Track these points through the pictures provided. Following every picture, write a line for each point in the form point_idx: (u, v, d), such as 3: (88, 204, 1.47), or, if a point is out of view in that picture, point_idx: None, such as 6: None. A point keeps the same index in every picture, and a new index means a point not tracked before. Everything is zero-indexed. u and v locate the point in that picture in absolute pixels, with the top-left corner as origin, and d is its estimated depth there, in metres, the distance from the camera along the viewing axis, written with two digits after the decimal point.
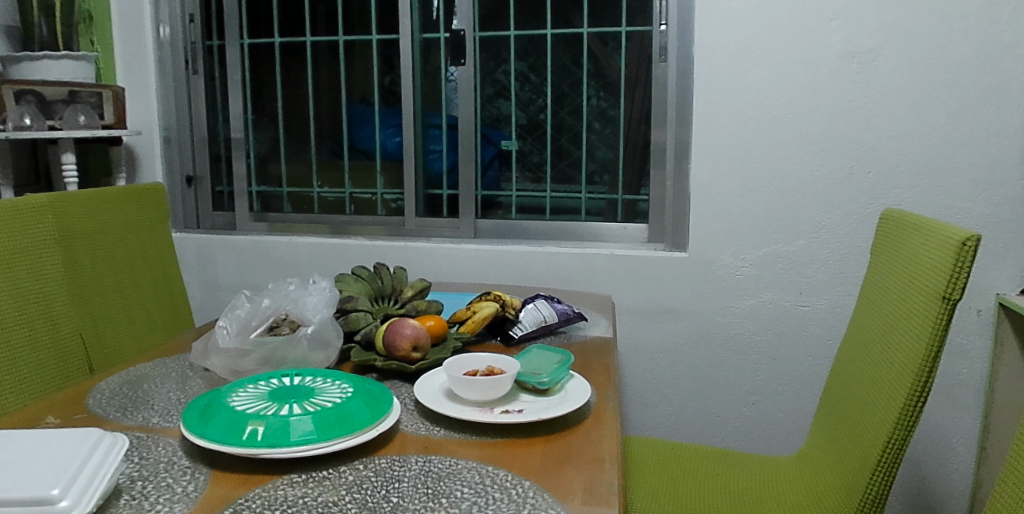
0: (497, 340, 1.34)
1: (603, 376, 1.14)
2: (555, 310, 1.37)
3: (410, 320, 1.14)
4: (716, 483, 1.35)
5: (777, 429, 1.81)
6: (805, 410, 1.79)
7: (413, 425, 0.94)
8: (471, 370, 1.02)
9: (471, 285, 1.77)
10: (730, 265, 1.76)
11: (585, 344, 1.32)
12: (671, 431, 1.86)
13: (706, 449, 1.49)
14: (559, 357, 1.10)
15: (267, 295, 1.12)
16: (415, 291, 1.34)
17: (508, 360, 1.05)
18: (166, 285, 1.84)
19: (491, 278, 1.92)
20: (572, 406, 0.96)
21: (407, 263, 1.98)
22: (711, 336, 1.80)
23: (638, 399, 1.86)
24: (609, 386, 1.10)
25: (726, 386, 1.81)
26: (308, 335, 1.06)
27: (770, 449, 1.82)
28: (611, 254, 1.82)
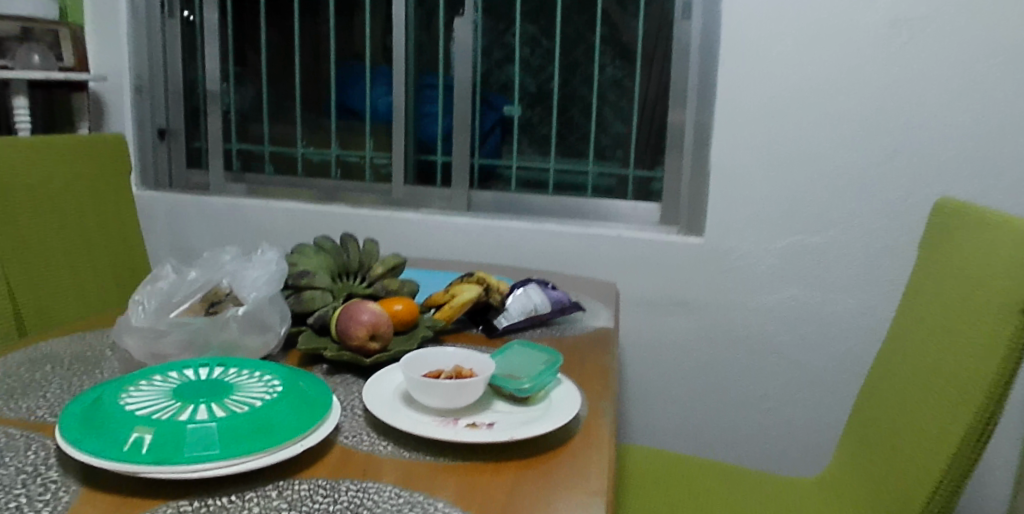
0: (478, 330, 1.15)
1: (598, 382, 0.95)
2: (547, 298, 1.19)
3: (370, 304, 0.95)
4: (724, 507, 1.16)
5: (793, 440, 1.62)
6: (825, 421, 1.59)
7: (354, 437, 0.75)
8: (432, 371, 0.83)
9: (458, 265, 1.58)
10: (751, 255, 1.56)
11: (580, 338, 1.14)
12: (674, 436, 1.68)
13: (714, 463, 1.30)
14: (546, 356, 0.90)
15: (196, 269, 0.94)
16: (386, 269, 1.16)
17: (480, 359, 0.86)
18: (122, 253, 1.65)
19: (484, 257, 1.73)
20: (557, 421, 0.77)
21: (392, 236, 1.79)
22: (726, 334, 1.60)
23: (640, 399, 1.67)
24: (604, 395, 0.90)
25: (738, 389, 1.62)
26: (239, 317, 0.88)
27: (784, 461, 1.63)
28: (618, 235, 1.62)
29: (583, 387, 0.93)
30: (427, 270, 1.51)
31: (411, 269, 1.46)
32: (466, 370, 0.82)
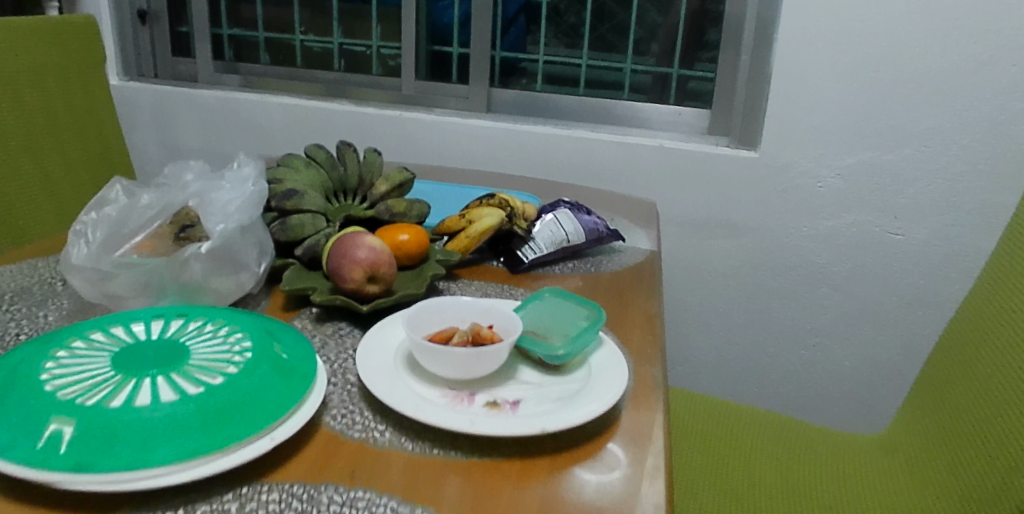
0: (499, 263, 0.98)
1: (643, 343, 0.78)
2: (581, 225, 1.01)
3: (366, 236, 0.77)
4: (776, 469, 1.03)
5: (839, 378, 1.47)
6: (876, 359, 1.43)
7: (344, 418, 0.59)
8: (443, 330, 0.66)
9: (474, 177, 1.38)
10: (810, 174, 1.34)
11: (618, 275, 0.97)
12: (708, 370, 1.53)
13: (769, 415, 1.15)
14: (584, 309, 0.73)
15: (150, 191, 0.76)
16: (391, 186, 0.97)
17: (505, 315, 0.69)
18: (99, 151, 1.47)
19: (504, 167, 1.53)
20: (601, 403, 0.61)
21: (400, 139, 1.58)
22: (772, 262, 1.41)
23: (675, 328, 1.51)
24: (652, 361, 0.74)
25: (782, 323, 1.45)
26: (203, 256, 0.69)
27: (827, 399, 1.49)
28: (660, 144, 1.40)
29: (628, 349, 0.76)
30: (440, 182, 1.32)
31: (420, 181, 1.27)
32: (485, 332, 0.66)
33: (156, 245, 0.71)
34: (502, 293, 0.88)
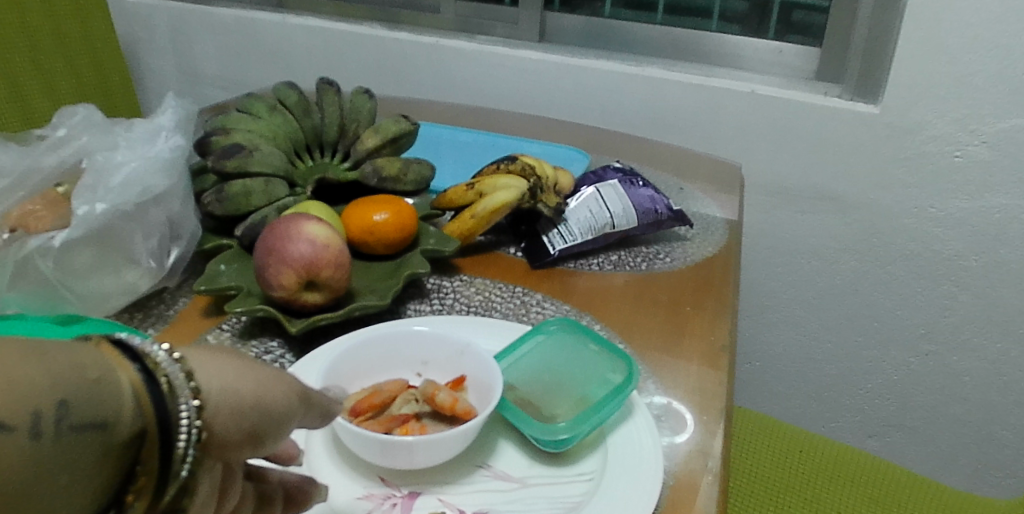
0: (516, 252, 0.73)
1: (703, 418, 0.53)
2: (632, 203, 0.75)
3: (313, 223, 0.54)
4: None
5: (960, 407, 1.10)
6: (1012, 390, 1.06)
7: None
8: (383, 388, 0.45)
9: (512, 120, 1.07)
10: (944, 138, 0.96)
11: (675, 274, 0.71)
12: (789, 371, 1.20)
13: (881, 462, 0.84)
14: (610, 358, 0.49)
15: (14, 149, 0.57)
16: (381, 142, 0.72)
17: (483, 362, 0.47)
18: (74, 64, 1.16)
19: (552, 111, 1.17)
20: None
21: (412, 60, 1.23)
22: (885, 250, 1.05)
23: (761, 329, 1.17)
24: (705, 457, 0.49)
25: (887, 330, 1.10)
26: (57, 254, 0.50)
27: (945, 433, 1.13)
28: (752, 89, 1.04)
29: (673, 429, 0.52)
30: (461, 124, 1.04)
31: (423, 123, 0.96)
32: (443, 394, 0.44)
33: (48, 215, 0.52)
34: (508, 302, 0.65)
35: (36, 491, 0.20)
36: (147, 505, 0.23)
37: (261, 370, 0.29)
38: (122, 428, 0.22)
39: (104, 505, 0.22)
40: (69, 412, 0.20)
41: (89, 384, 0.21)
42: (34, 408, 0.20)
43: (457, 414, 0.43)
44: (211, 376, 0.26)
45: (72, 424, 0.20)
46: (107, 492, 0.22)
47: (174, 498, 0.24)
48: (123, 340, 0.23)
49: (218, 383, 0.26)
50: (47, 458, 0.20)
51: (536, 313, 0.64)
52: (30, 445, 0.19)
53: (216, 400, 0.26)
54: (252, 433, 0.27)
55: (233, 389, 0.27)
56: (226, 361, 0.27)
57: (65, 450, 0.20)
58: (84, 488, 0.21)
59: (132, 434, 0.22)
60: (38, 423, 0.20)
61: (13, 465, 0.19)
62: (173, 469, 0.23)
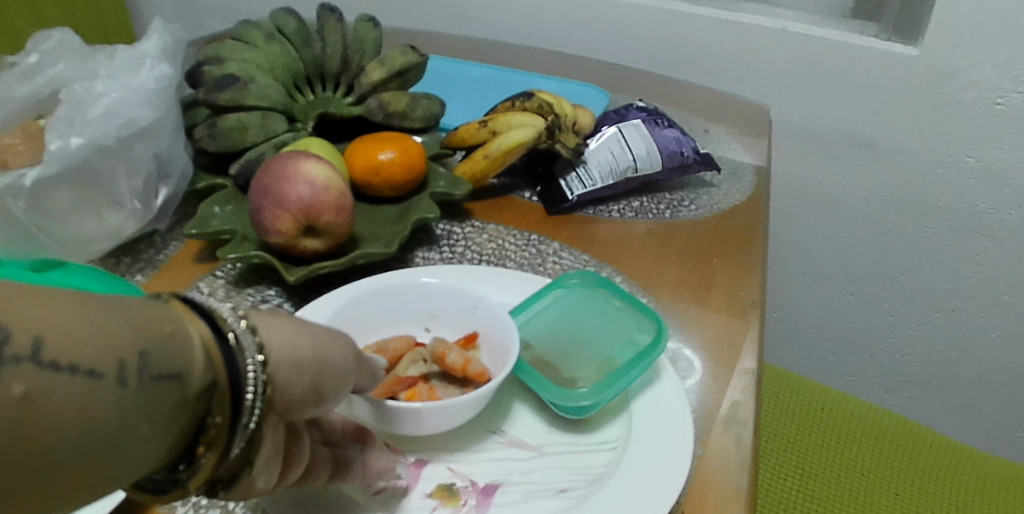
0: (532, 196, 0.69)
1: (733, 381, 0.49)
2: (657, 145, 0.69)
3: (310, 161, 0.49)
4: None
5: (985, 371, 1.02)
6: None
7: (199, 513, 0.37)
8: (388, 347, 0.41)
9: (522, 58, 0.98)
10: (985, 83, 0.84)
11: (701, 222, 0.67)
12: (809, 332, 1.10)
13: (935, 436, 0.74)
14: (639, 320, 0.45)
15: None
16: (387, 74, 0.67)
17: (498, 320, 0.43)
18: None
19: (560, 44, 1.06)
20: None
21: None
22: (914, 202, 0.94)
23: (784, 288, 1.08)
24: (736, 426, 0.45)
25: (908, 286, 1.00)
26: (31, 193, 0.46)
27: (969, 396, 1.06)
28: (782, 27, 0.91)
29: (702, 393, 0.48)
30: (470, 58, 0.97)
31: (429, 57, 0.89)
32: (454, 355, 0.40)
33: (26, 149, 0.48)
34: (522, 251, 0.60)
35: (128, 433, 0.22)
36: (217, 449, 0.26)
37: (316, 330, 0.31)
38: (195, 378, 0.24)
39: (181, 445, 0.25)
40: (150, 362, 0.23)
41: (163, 339, 0.24)
42: (118, 359, 0.22)
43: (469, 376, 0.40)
44: (272, 333, 0.28)
45: (154, 374, 0.23)
46: (184, 434, 0.25)
47: (241, 443, 0.27)
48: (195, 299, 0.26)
49: (278, 338, 0.29)
50: (137, 403, 0.22)
51: (552, 263, 0.59)
52: (123, 391, 0.22)
53: (277, 355, 0.28)
54: (308, 387, 0.30)
55: (294, 346, 0.29)
56: (284, 319, 0.30)
57: (149, 397, 0.23)
58: (166, 431, 0.24)
59: (203, 386, 0.25)
60: (123, 373, 0.22)
61: (110, 407, 0.22)
62: (240, 418, 0.26)
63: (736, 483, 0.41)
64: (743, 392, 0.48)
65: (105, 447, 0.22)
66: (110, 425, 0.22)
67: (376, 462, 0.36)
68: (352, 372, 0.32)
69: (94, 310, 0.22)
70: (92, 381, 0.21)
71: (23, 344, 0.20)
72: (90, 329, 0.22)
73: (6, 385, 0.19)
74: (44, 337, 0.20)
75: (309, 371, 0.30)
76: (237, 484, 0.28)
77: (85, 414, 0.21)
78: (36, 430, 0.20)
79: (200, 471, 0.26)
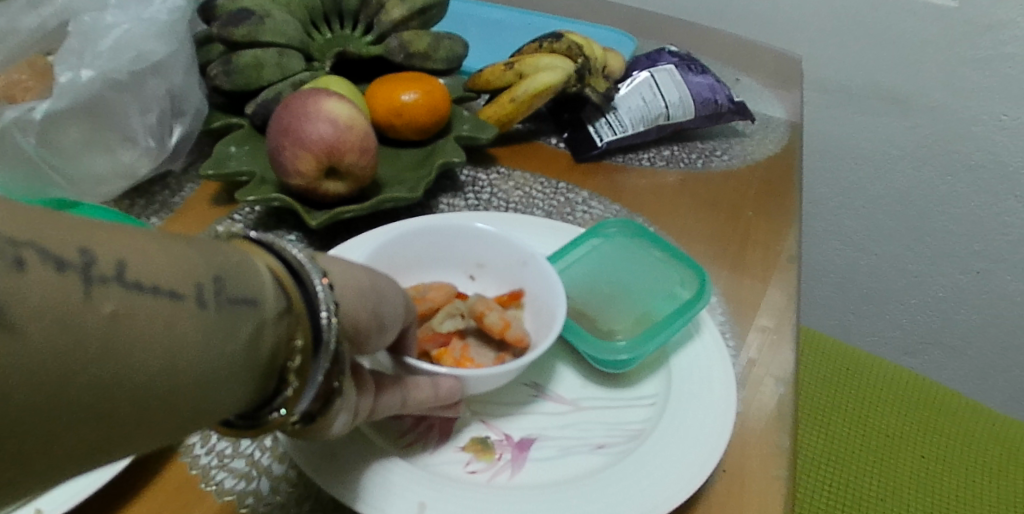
0: (558, 143, 0.66)
1: (773, 338, 0.47)
2: (690, 92, 0.66)
3: (331, 99, 0.47)
4: (954, 471, 0.63)
5: (1009, 339, 0.99)
6: None
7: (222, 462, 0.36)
8: (426, 296, 0.40)
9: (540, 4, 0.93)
10: None
11: (735, 174, 0.64)
12: (830, 292, 1.06)
13: (968, 405, 0.71)
14: (679, 277, 0.43)
15: None
16: (409, 12, 0.64)
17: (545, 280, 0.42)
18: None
19: None
20: (679, 489, 0.33)
21: None
22: (945, 157, 0.89)
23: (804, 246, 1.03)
24: (778, 387, 0.43)
25: (935, 246, 0.95)
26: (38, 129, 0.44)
27: (989, 366, 1.03)
28: None
29: (737, 351, 0.46)
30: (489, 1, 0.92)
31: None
32: (494, 317, 0.39)
33: (35, 85, 0.45)
34: (550, 199, 0.58)
35: (213, 359, 0.20)
36: (303, 376, 0.24)
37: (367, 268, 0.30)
38: (271, 303, 0.23)
39: (269, 376, 0.23)
40: (227, 284, 0.21)
41: (231, 266, 0.22)
42: (196, 279, 0.20)
43: (507, 341, 0.39)
44: (330, 266, 0.27)
45: (232, 298, 0.21)
46: (271, 363, 0.23)
47: (325, 368, 0.25)
48: (256, 235, 0.25)
49: (336, 270, 0.28)
50: (222, 326, 0.21)
51: (581, 212, 0.57)
52: (208, 314, 0.20)
53: (336, 283, 0.27)
54: (370, 315, 0.29)
55: (352, 280, 0.28)
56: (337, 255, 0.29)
57: (231, 321, 0.21)
58: (253, 362, 0.22)
59: (280, 310, 0.23)
60: (204, 294, 0.20)
61: (197, 331, 0.20)
62: (319, 338, 0.25)
63: (777, 442, 0.40)
64: (764, 348, 0.46)
65: (192, 375, 0.20)
66: (196, 350, 0.20)
67: (444, 382, 0.34)
68: (401, 310, 0.31)
69: (164, 235, 0.21)
70: (175, 303, 0.19)
71: (106, 262, 0.18)
72: (167, 252, 0.20)
73: (94, 303, 0.17)
74: (126, 260, 0.19)
75: (367, 303, 0.29)
76: (323, 419, 0.27)
77: (174, 338, 0.19)
78: (127, 350, 0.18)
79: (289, 403, 0.24)
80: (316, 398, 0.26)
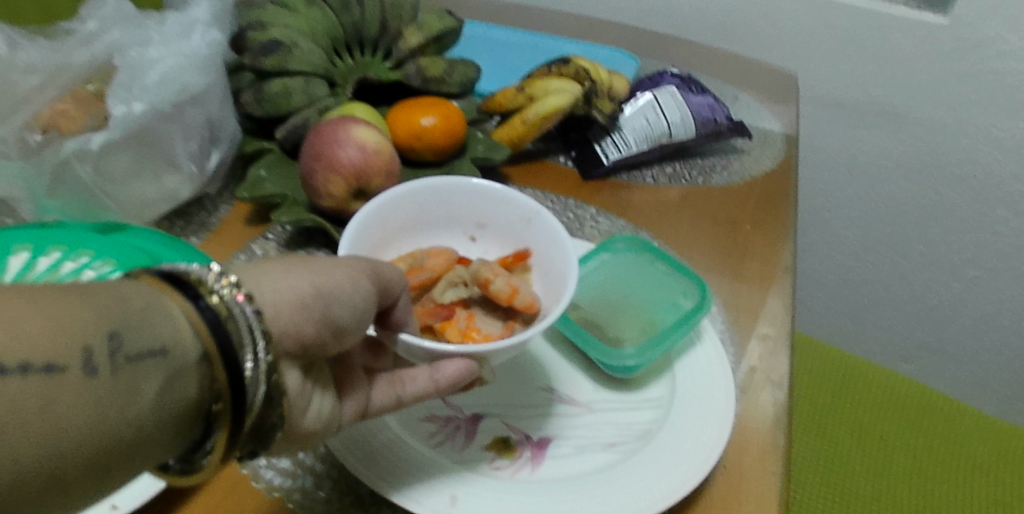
0: (566, 161, 0.70)
1: (769, 342, 0.50)
2: (690, 113, 0.70)
3: (360, 126, 0.51)
4: (943, 468, 0.67)
5: (1003, 343, 1.02)
6: None
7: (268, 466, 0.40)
8: (428, 267, 0.45)
9: (543, 19, 0.95)
10: (1015, 53, 0.82)
11: (733, 189, 0.68)
12: (829, 300, 1.09)
13: (958, 407, 0.75)
14: (683, 290, 0.47)
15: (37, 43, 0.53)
16: (426, 39, 0.68)
17: (552, 237, 0.46)
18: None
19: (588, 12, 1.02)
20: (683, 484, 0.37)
21: None
22: (940, 169, 0.92)
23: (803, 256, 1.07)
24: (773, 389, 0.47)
25: (930, 255, 0.99)
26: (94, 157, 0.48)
27: (983, 369, 1.06)
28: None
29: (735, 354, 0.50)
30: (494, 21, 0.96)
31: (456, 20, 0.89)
32: (497, 286, 0.44)
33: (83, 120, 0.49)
34: (560, 215, 0.63)
35: (104, 420, 0.24)
36: (229, 417, 0.28)
37: (319, 268, 0.33)
38: (179, 354, 0.26)
39: (192, 421, 0.27)
40: (121, 344, 0.24)
41: (131, 323, 0.25)
42: (80, 347, 0.23)
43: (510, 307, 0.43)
44: (266, 287, 0.30)
45: (128, 357, 0.24)
46: (188, 411, 0.27)
47: (255, 405, 0.28)
48: (171, 276, 0.28)
49: (271, 288, 0.30)
50: (112, 388, 0.24)
51: (589, 227, 0.62)
52: (93, 379, 0.24)
53: (270, 300, 0.30)
54: (318, 322, 0.32)
55: (297, 292, 0.31)
56: (277, 266, 0.32)
57: (128, 381, 0.24)
58: (159, 413, 0.25)
59: (191, 358, 0.26)
60: (89, 362, 0.24)
61: (80, 398, 0.23)
62: (242, 382, 0.28)
63: (773, 439, 0.43)
64: (760, 354, 0.50)
65: (83, 438, 0.23)
66: (83, 417, 0.23)
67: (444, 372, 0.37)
68: (362, 294, 0.34)
69: (53, 308, 0.24)
70: (55, 375, 0.23)
71: None
72: (63, 322, 0.24)
73: None
74: None
75: (317, 309, 0.32)
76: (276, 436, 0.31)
77: (57, 407, 0.23)
78: (5, 431, 0.21)
79: (218, 444, 0.28)
80: (254, 426, 0.29)
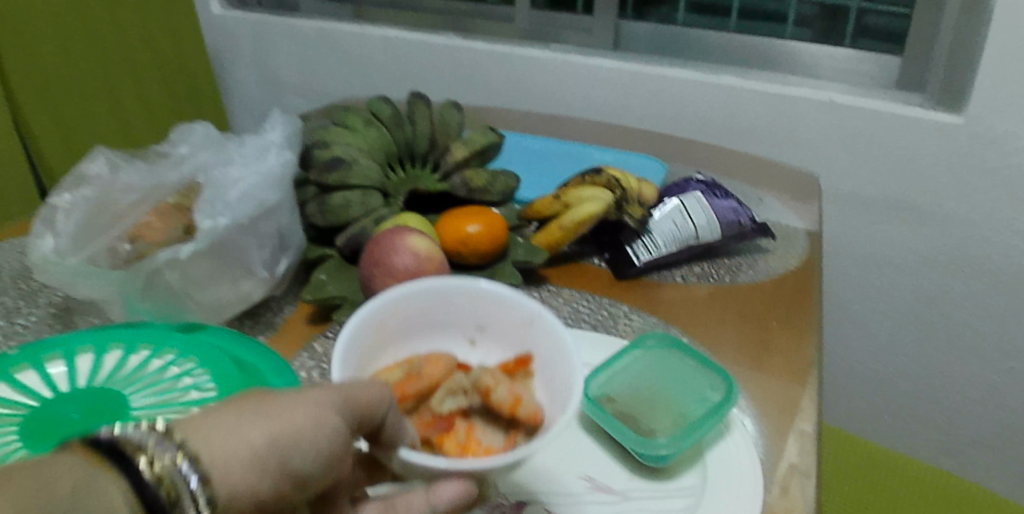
0: (600, 262, 0.75)
1: (799, 431, 0.53)
2: (716, 216, 0.75)
3: (415, 236, 0.56)
4: None
5: None
6: None
7: None
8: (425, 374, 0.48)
9: (578, 129, 1.02)
10: None
11: (760, 286, 0.71)
12: (867, 393, 1.10)
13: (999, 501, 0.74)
14: (711, 383, 0.50)
15: (137, 167, 0.62)
16: (469, 153, 0.76)
17: (552, 337, 0.49)
18: (144, 75, 1.18)
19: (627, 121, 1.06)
20: None
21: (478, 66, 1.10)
22: (965, 262, 0.94)
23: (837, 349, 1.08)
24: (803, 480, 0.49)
25: (963, 346, 1.00)
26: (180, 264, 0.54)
27: None
28: (829, 98, 0.93)
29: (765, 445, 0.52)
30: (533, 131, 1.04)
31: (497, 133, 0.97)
32: (496, 393, 0.46)
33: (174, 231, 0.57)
34: (596, 313, 0.67)
35: None
36: None
37: (273, 411, 0.35)
38: None
39: None
40: None
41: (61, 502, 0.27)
42: None
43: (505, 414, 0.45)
44: (209, 443, 0.32)
45: None
46: None
47: None
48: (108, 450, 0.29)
49: (217, 443, 0.32)
50: None
51: (623, 324, 0.66)
52: None
53: (217, 457, 0.32)
54: (274, 469, 0.34)
55: (246, 444, 0.33)
56: (227, 417, 0.33)
57: None
58: None
59: None
60: None
61: None
62: None
63: None
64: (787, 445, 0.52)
65: None
66: None
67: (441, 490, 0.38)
68: (323, 434, 0.36)
69: None
70: None
71: None
72: None
73: None
74: None
75: (271, 460, 0.33)
76: None
77: None
78: None
79: None
80: None
